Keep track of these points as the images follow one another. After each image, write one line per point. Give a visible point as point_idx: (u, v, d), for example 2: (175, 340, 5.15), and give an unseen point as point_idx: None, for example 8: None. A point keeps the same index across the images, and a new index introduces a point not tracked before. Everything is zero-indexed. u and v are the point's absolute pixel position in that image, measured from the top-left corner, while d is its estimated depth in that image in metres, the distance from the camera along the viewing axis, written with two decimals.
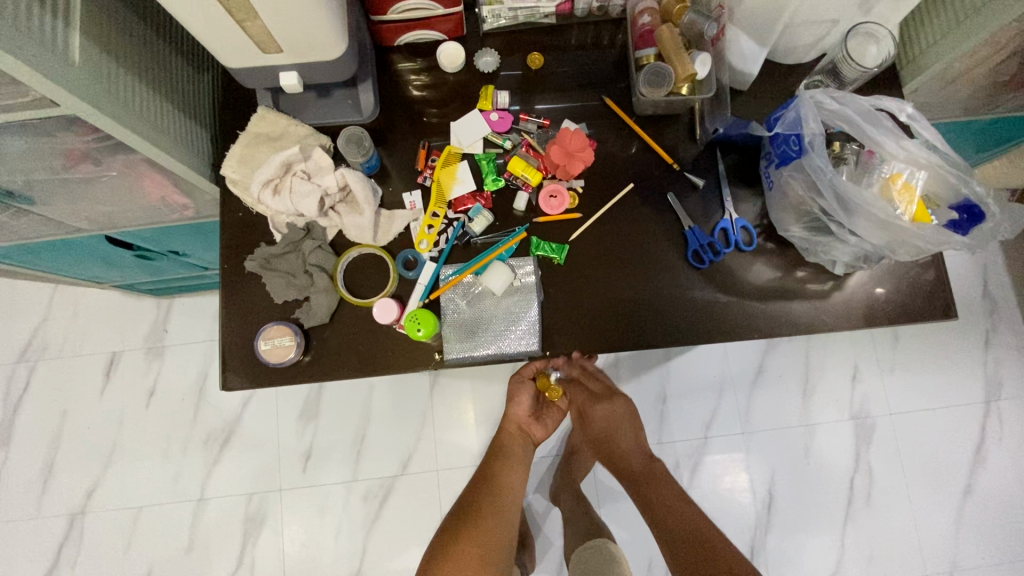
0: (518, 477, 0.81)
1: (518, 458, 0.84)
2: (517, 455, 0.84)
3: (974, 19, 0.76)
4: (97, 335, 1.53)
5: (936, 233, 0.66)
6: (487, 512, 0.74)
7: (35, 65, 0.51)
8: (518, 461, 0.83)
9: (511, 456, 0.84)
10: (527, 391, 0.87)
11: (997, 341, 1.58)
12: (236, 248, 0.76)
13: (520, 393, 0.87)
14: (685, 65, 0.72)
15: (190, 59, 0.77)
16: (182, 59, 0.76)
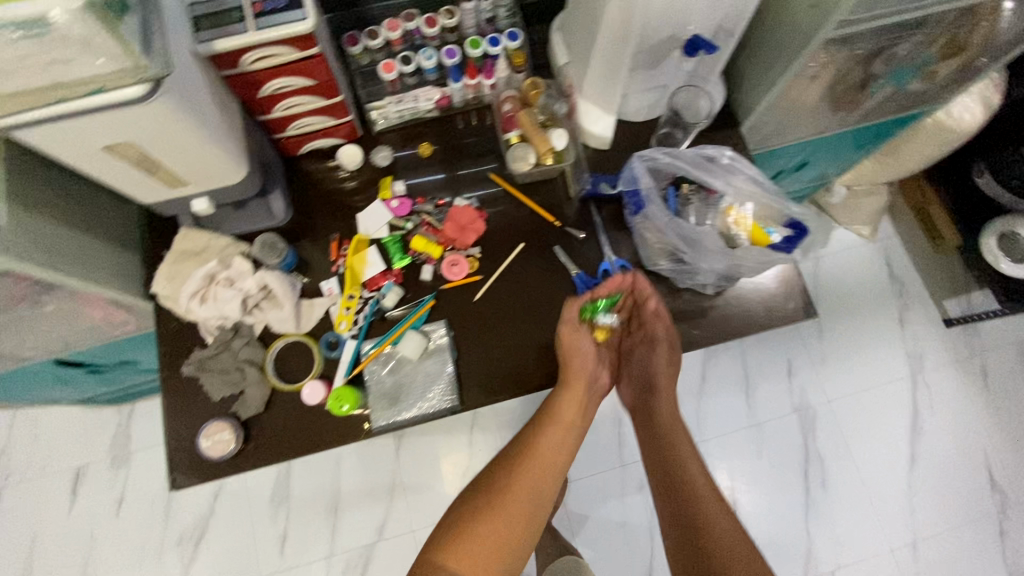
0: (558, 441, 0.83)
1: (571, 415, 0.83)
2: (562, 422, 0.83)
3: (776, 66, 0.85)
4: (61, 452, 1.55)
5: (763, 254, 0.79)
6: (497, 511, 0.73)
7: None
8: (564, 425, 0.83)
9: (551, 429, 0.83)
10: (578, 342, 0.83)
11: (911, 319, 1.72)
12: (174, 355, 0.84)
13: (578, 342, 0.83)
14: (543, 139, 0.86)
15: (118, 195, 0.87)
16: (110, 197, 0.85)
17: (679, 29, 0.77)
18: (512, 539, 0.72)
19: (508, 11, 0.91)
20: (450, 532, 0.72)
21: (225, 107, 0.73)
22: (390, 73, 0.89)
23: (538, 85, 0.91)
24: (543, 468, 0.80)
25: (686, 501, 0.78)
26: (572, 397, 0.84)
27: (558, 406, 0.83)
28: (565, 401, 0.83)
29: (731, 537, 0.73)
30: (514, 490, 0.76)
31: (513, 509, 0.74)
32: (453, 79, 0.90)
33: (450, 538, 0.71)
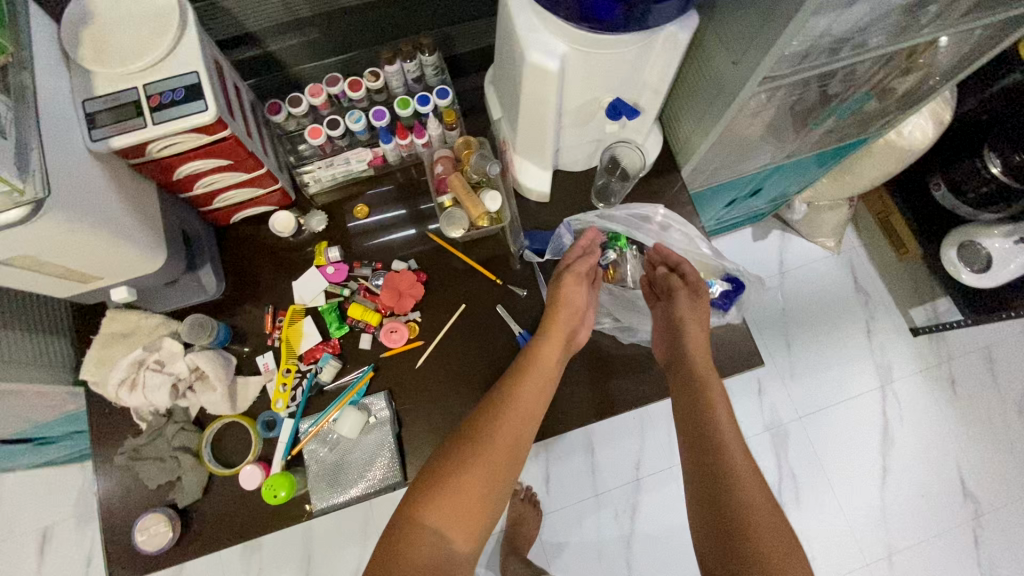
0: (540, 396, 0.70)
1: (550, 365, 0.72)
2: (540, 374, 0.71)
3: (709, 118, 0.82)
4: (24, 515, 1.52)
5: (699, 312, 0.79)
6: (477, 470, 0.63)
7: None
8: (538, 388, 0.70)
9: (530, 379, 0.71)
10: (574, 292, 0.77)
11: (878, 329, 1.72)
12: (107, 443, 0.82)
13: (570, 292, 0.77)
14: (475, 205, 0.84)
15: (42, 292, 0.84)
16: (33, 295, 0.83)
17: (601, 91, 0.75)
18: (479, 500, 0.62)
19: (435, 69, 0.88)
20: (419, 501, 0.61)
21: (133, 197, 0.70)
22: (318, 138, 0.86)
23: (472, 144, 0.89)
24: (524, 419, 0.68)
25: (719, 463, 0.62)
26: (555, 330, 0.75)
27: (537, 353, 0.73)
28: (545, 349, 0.73)
29: (765, 507, 0.58)
30: (473, 458, 0.63)
31: (482, 472, 0.63)
32: (383, 141, 0.87)
33: (418, 506, 0.61)
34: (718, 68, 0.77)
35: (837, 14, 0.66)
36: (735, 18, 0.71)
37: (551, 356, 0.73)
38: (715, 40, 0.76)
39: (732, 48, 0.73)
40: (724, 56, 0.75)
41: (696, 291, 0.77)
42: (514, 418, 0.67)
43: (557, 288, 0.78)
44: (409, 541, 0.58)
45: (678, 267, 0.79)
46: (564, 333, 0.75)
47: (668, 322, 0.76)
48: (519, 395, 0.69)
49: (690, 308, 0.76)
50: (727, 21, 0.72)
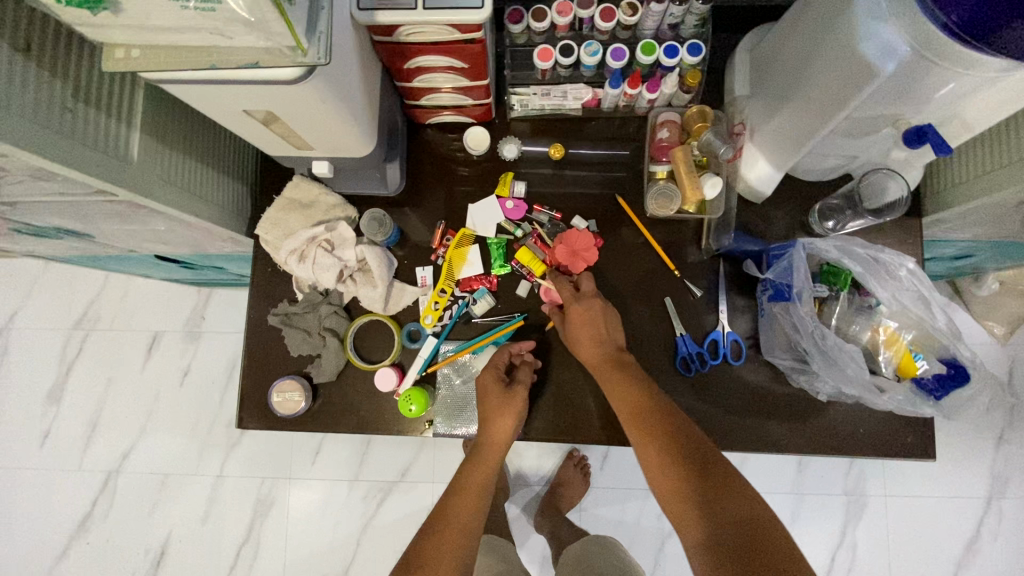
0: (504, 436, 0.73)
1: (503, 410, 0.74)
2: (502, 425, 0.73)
3: (1009, 172, 0.71)
4: (144, 313, 1.68)
5: (908, 398, 0.68)
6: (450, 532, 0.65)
7: (93, 172, 0.58)
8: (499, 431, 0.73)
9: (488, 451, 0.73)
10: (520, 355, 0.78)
11: (1011, 440, 1.53)
12: (263, 301, 0.85)
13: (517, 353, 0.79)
14: (693, 188, 0.76)
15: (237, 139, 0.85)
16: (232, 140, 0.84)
17: (905, 108, 0.63)
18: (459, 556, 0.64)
19: (699, 18, 0.76)
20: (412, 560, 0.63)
21: (366, 75, 0.67)
22: (546, 61, 0.78)
23: (706, 116, 0.79)
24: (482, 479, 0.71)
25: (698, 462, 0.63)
26: (508, 412, 0.74)
27: (488, 431, 0.74)
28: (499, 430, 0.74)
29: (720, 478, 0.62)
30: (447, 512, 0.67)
31: (459, 529, 0.66)
32: (611, 84, 0.79)
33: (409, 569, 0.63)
34: None
35: None
36: None
37: (498, 436, 0.73)
38: None
39: None
40: None
41: (616, 323, 0.77)
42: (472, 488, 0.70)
43: (493, 366, 0.77)
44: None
45: (595, 316, 0.76)
46: (519, 409, 0.75)
47: (601, 354, 0.74)
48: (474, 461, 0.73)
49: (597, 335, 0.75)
50: None
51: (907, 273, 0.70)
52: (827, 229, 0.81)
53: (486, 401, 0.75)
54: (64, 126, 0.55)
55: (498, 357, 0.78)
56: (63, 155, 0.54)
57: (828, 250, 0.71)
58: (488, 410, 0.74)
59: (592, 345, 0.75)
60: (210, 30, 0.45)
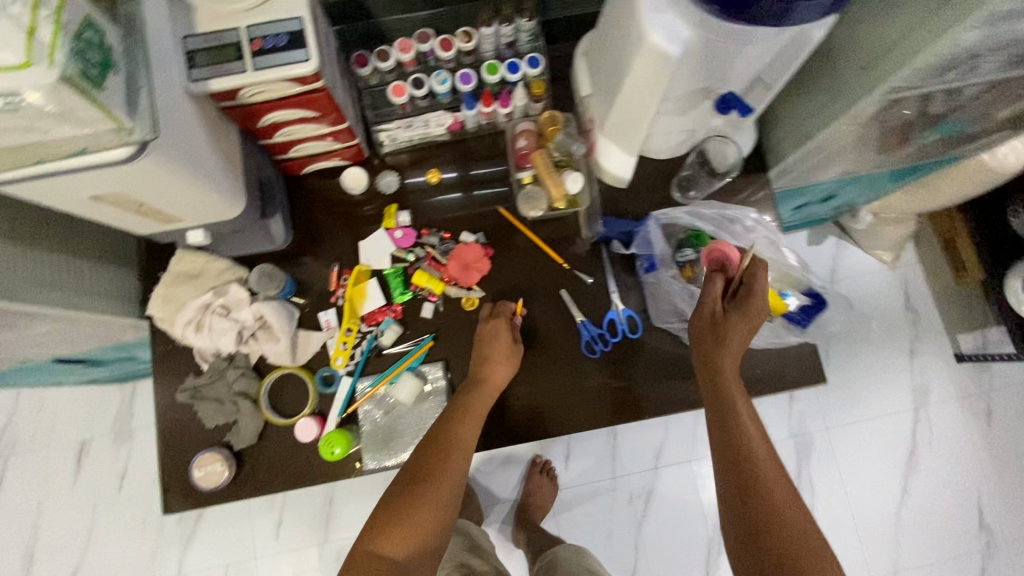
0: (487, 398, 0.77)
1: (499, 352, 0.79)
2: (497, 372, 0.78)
3: (817, 122, 0.79)
4: (66, 424, 1.58)
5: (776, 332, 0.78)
6: (423, 505, 0.65)
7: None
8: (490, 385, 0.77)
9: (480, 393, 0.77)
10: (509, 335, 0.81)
11: (922, 351, 1.68)
12: (169, 379, 0.83)
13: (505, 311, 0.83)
14: (556, 186, 0.82)
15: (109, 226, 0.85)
16: (102, 229, 0.83)
17: (713, 81, 0.71)
18: (439, 523, 0.65)
19: (530, 34, 0.84)
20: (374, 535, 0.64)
21: (219, 141, 0.69)
22: (400, 96, 0.83)
23: (557, 120, 0.85)
24: (473, 425, 0.74)
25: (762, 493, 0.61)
26: (505, 359, 0.79)
27: (486, 374, 0.78)
28: (495, 376, 0.78)
29: (792, 497, 0.60)
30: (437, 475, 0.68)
31: (438, 497, 0.66)
32: (466, 107, 0.85)
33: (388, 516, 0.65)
34: (839, 74, 0.74)
35: (996, 27, 0.60)
36: (874, 24, 0.68)
37: (495, 380, 0.78)
38: (844, 45, 0.73)
39: (863, 55, 0.69)
40: (850, 63, 0.72)
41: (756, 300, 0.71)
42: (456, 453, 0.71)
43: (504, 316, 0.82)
44: (387, 536, 0.63)
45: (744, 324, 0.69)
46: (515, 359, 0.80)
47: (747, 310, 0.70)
48: (477, 404, 0.75)
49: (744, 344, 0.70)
50: (861, 27, 0.69)
51: (753, 223, 0.79)
52: (689, 198, 0.89)
53: (491, 344, 0.80)
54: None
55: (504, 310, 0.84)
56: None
57: (680, 217, 0.80)
58: (493, 353, 0.79)
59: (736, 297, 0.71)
60: (24, 128, 0.46)
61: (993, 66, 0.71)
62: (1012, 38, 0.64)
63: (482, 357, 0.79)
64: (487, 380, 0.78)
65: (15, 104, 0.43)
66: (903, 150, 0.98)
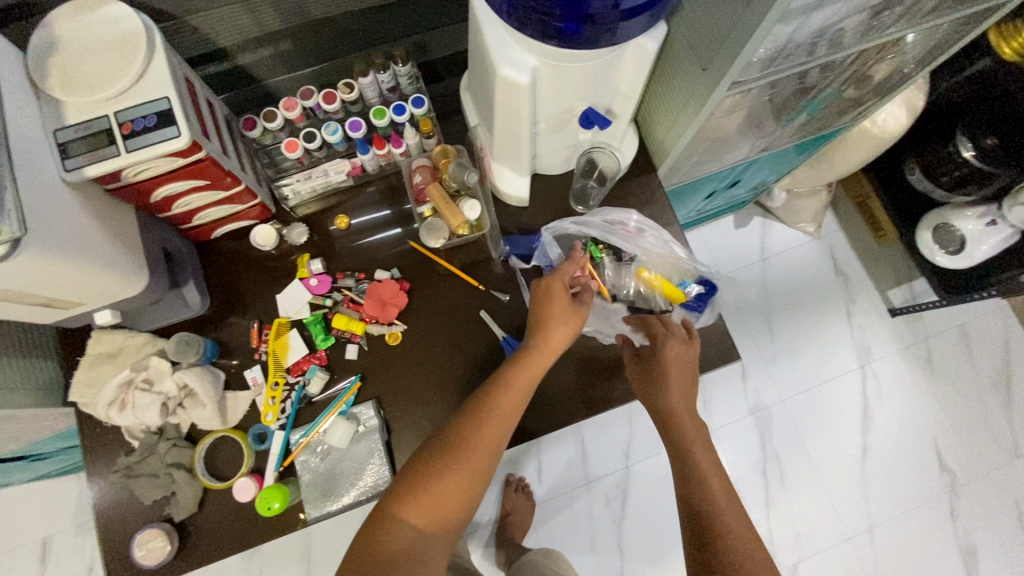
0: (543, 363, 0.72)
1: (560, 319, 0.74)
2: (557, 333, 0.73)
3: (685, 122, 0.82)
4: (23, 526, 1.53)
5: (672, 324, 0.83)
6: (462, 467, 0.65)
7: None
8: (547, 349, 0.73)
9: (539, 357, 0.72)
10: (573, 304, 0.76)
11: (858, 311, 1.76)
12: (101, 462, 0.83)
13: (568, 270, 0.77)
14: (455, 214, 0.85)
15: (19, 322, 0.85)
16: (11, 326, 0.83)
17: (574, 100, 0.76)
18: (468, 490, 0.65)
19: (410, 78, 0.89)
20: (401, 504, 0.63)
21: (109, 221, 0.70)
22: (295, 151, 0.86)
23: (449, 153, 0.90)
24: (522, 396, 0.70)
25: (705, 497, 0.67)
26: (566, 323, 0.74)
27: (545, 340, 0.73)
28: (555, 341, 0.73)
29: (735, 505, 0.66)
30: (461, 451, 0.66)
31: (478, 462, 0.65)
32: (361, 152, 0.88)
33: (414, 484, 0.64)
34: (689, 75, 0.78)
35: (803, 19, 0.67)
36: (700, 25, 0.72)
37: (553, 343, 0.73)
38: (684, 49, 0.77)
39: (701, 55, 0.74)
40: (694, 64, 0.76)
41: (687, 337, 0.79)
42: (500, 420, 0.68)
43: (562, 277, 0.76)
44: (418, 500, 0.63)
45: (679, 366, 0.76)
46: (577, 323, 0.74)
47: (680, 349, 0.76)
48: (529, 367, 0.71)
49: (686, 390, 0.75)
50: (692, 33, 0.75)
51: (637, 225, 0.83)
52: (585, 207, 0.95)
53: (549, 305, 0.74)
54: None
55: (567, 269, 0.77)
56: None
57: (568, 228, 0.82)
58: (547, 316, 0.74)
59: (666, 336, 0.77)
60: None
61: (824, 51, 0.77)
62: (824, 22, 0.71)
63: (544, 322, 0.74)
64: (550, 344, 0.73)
65: None
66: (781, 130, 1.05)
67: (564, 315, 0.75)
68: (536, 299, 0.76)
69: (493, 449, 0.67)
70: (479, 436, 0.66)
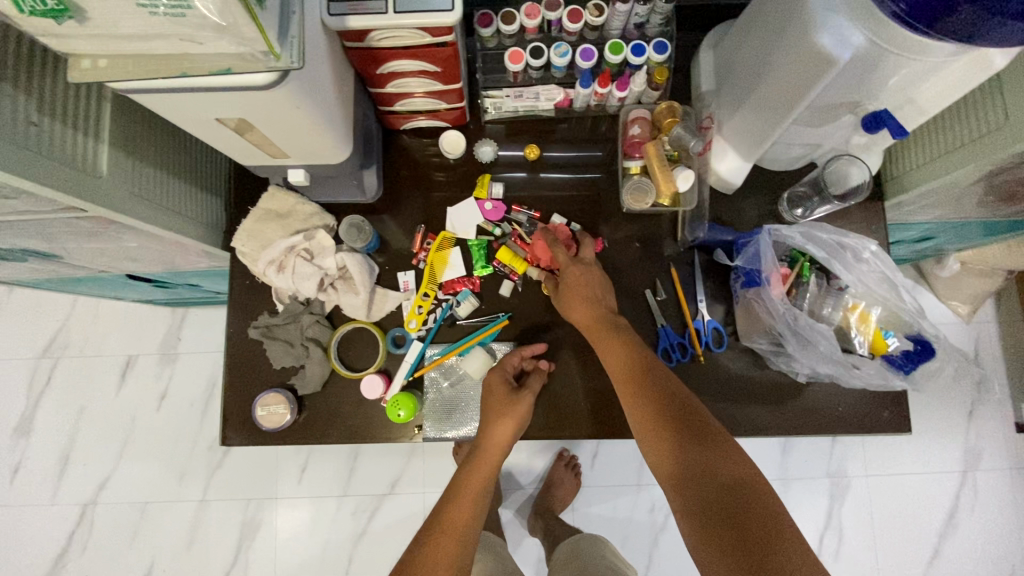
0: (487, 470, 0.72)
1: (501, 413, 0.74)
2: (510, 414, 0.74)
3: (960, 155, 0.75)
4: (115, 337, 1.62)
5: (878, 374, 0.71)
6: (448, 531, 0.65)
7: (57, 184, 0.55)
8: (493, 445, 0.73)
9: (484, 457, 0.72)
10: (524, 401, 0.75)
11: (984, 414, 1.58)
12: (243, 314, 0.83)
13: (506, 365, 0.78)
14: (667, 181, 0.78)
15: (207, 151, 0.84)
16: (202, 152, 0.82)
17: (863, 96, 0.66)
18: None
19: (662, 18, 0.78)
20: None
21: (340, 81, 0.66)
22: (517, 64, 0.79)
23: (675, 111, 0.82)
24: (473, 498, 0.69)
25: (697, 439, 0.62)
26: (510, 416, 0.74)
27: (487, 436, 0.73)
28: (499, 435, 0.73)
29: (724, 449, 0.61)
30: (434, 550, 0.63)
31: (451, 543, 0.64)
32: (582, 84, 0.81)
33: None
34: (1006, 106, 0.69)
35: None
36: None
37: (498, 438, 0.72)
38: (1016, 76, 0.68)
39: None
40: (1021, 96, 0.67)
41: (608, 296, 0.78)
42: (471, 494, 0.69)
43: (501, 368, 0.78)
44: None
45: (592, 278, 0.77)
46: (523, 413, 0.74)
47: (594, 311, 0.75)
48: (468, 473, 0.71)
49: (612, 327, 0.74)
50: None
51: (871, 255, 0.73)
52: (797, 216, 0.85)
53: (491, 399, 0.76)
54: (27, 140, 0.53)
55: (510, 360, 0.78)
56: (23, 167, 0.52)
57: (792, 237, 0.74)
58: (491, 409, 0.75)
59: (581, 308, 0.76)
60: (179, 37, 0.44)
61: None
62: None
63: (489, 414, 0.75)
64: (503, 420, 0.74)
65: (181, 10, 0.41)
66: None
67: (509, 406, 0.75)
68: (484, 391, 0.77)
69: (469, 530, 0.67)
70: (450, 516, 0.67)
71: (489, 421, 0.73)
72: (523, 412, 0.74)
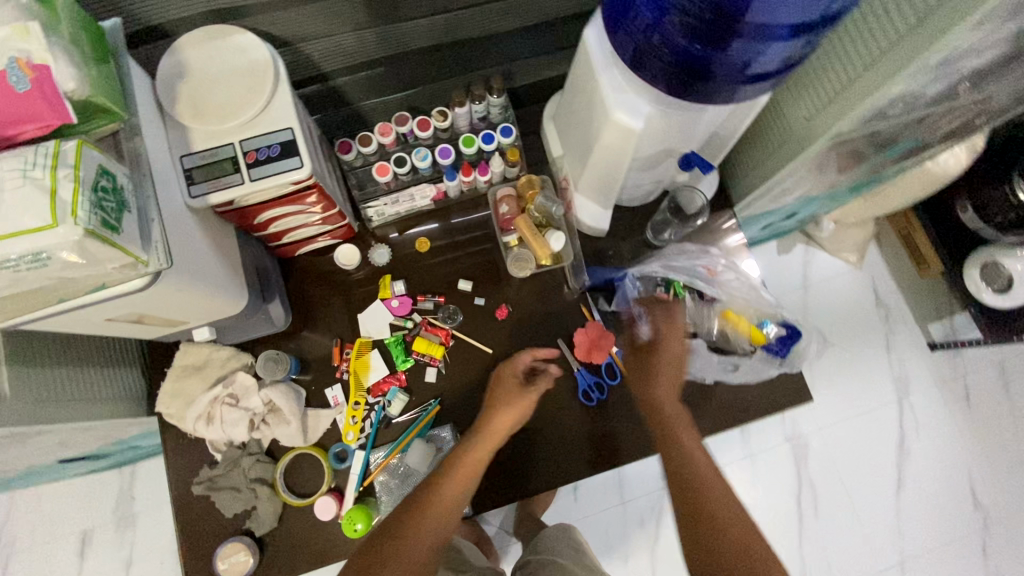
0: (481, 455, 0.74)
1: (512, 401, 0.79)
2: (518, 399, 0.79)
3: (770, 164, 0.86)
4: (66, 516, 1.54)
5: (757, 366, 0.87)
6: (432, 512, 0.67)
7: None
8: (498, 429, 0.77)
9: (485, 441, 0.76)
10: (532, 390, 0.81)
11: (899, 344, 1.55)
12: (183, 473, 0.85)
13: (521, 357, 0.85)
14: (542, 247, 0.88)
15: None
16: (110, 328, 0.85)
17: (674, 141, 0.77)
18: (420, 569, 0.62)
19: (501, 108, 0.89)
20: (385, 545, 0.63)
21: (218, 242, 0.71)
22: (384, 175, 0.86)
23: (535, 183, 0.91)
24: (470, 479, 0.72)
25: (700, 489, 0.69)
26: (518, 404, 0.79)
27: (493, 420, 0.77)
28: (502, 420, 0.77)
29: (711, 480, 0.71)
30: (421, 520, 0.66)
31: (440, 517, 0.67)
32: (448, 178, 0.89)
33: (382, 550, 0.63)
34: (790, 120, 0.80)
35: (921, 80, 0.65)
36: (812, 80, 0.74)
37: (503, 424, 0.77)
38: (788, 97, 0.80)
39: (805, 105, 0.76)
40: (797, 112, 0.78)
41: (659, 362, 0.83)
42: (467, 475, 0.72)
43: (516, 361, 0.84)
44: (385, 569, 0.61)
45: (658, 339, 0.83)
46: (528, 402, 0.79)
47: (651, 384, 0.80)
48: (467, 452, 0.74)
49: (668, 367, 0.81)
50: (800, 83, 0.77)
51: (723, 270, 0.91)
52: (663, 239, 0.95)
53: (503, 388, 0.81)
54: None
55: (521, 356, 0.85)
56: None
57: (655, 271, 0.91)
58: (501, 396, 0.80)
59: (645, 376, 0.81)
60: (49, 278, 0.49)
61: (941, 91, 0.73)
62: (939, 78, 0.68)
63: (496, 403, 0.79)
64: (509, 406, 0.79)
65: (41, 261, 0.45)
66: (863, 170, 1.01)
67: (517, 394, 0.80)
68: (492, 386, 0.83)
69: (454, 512, 0.68)
70: (442, 489, 0.69)
71: (499, 407, 0.78)
72: (528, 399, 0.79)
